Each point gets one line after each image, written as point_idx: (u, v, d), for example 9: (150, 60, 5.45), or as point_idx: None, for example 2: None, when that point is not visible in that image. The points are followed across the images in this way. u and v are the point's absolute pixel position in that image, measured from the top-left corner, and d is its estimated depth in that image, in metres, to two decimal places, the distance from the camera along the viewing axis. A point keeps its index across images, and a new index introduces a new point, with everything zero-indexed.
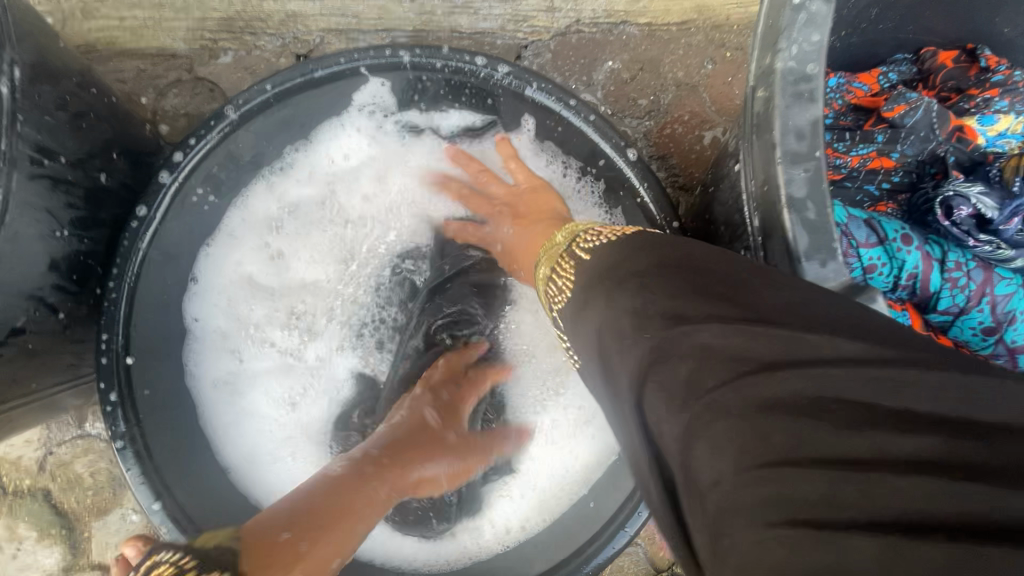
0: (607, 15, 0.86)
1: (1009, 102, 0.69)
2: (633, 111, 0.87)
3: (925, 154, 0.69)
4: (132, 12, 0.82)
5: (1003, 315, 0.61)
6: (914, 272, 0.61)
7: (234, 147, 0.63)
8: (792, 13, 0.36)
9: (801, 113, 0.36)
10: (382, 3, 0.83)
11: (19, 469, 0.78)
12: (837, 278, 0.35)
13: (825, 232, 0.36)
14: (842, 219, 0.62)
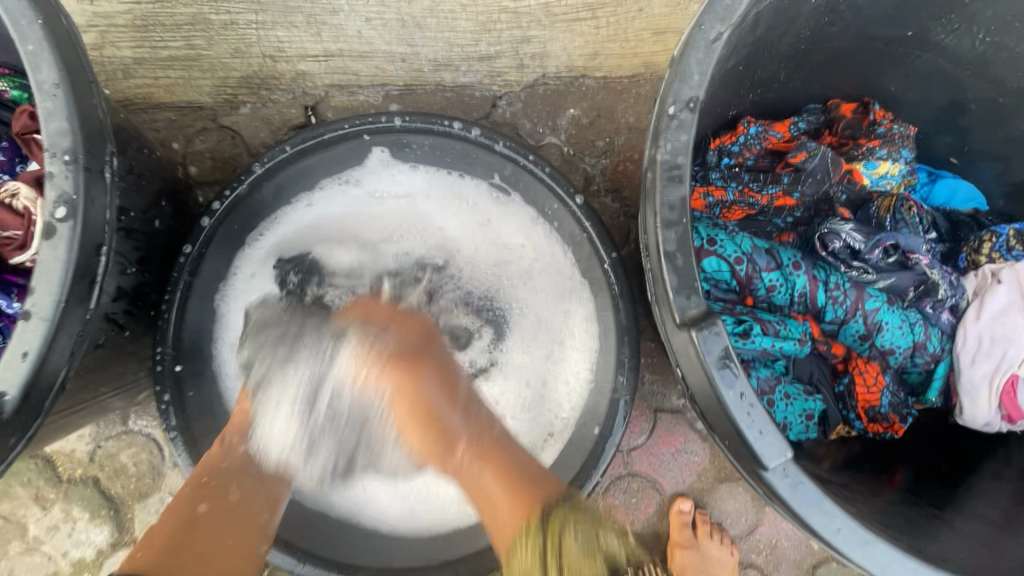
0: (569, 70, 1.02)
1: (887, 151, 0.85)
2: (591, 152, 1.03)
3: (819, 194, 0.84)
4: (165, 72, 0.97)
5: (873, 325, 0.77)
6: (804, 291, 0.77)
7: (261, 194, 0.78)
8: (668, 121, 0.53)
9: (673, 192, 0.52)
10: (377, 63, 0.99)
11: (73, 460, 0.93)
12: (697, 306, 0.50)
13: (688, 275, 0.51)
14: (748, 248, 0.79)
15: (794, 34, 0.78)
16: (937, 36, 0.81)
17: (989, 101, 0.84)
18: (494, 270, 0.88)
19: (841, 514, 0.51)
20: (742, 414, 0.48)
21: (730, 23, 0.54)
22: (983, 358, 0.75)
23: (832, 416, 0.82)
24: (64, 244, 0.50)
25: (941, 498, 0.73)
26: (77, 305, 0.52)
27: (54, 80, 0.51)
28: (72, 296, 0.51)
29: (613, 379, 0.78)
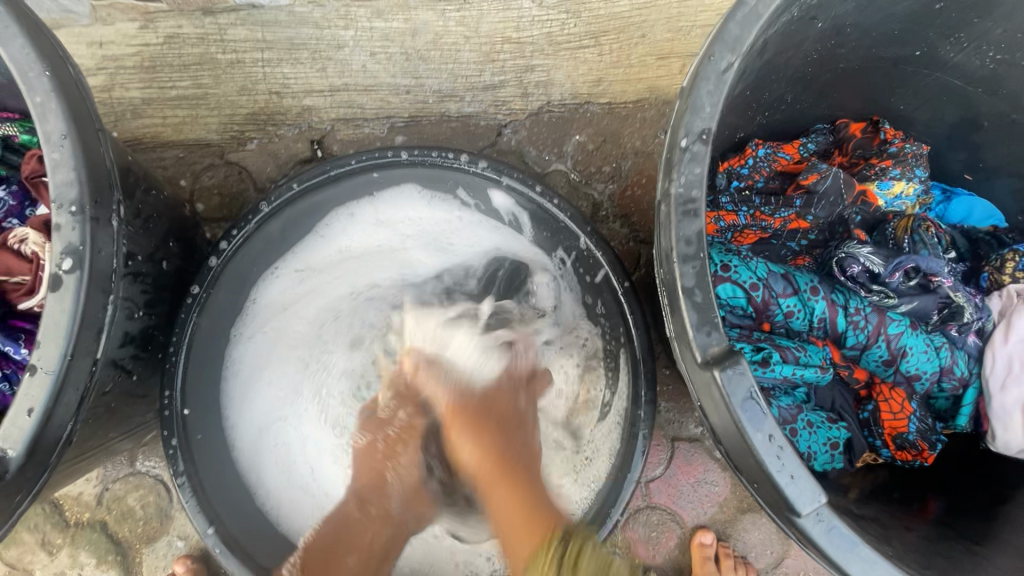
0: (573, 97, 1.02)
1: (901, 171, 0.84)
2: (598, 177, 1.02)
3: (834, 216, 0.83)
4: (173, 111, 0.97)
5: (897, 350, 0.74)
6: (823, 316, 0.75)
7: (268, 233, 0.78)
8: (680, 153, 0.52)
9: (688, 226, 0.50)
10: (382, 96, 0.99)
11: (81, 504, 0.91)
12: (719, 343, 0.49)
13: (709, 313, 0.49)
14: (763, 274, 0.77)
15: (802, 57, 0.77)
16: (947, 55, 0.79)
17: (1003, 118, 0.83)
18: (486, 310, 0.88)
19: (879, 559, 0.48)
20: (771, 458, 0.46)
21: (740, 53, 0.53)
22: (1013, 382, 0.72)
23: (857, 444, 0.80)
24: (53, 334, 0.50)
25: (977, 532, 0.70)
26: (76, 377, 0.51)
27: (61, 130, 0.51)
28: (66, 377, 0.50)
29: (634, 416, 0.74)
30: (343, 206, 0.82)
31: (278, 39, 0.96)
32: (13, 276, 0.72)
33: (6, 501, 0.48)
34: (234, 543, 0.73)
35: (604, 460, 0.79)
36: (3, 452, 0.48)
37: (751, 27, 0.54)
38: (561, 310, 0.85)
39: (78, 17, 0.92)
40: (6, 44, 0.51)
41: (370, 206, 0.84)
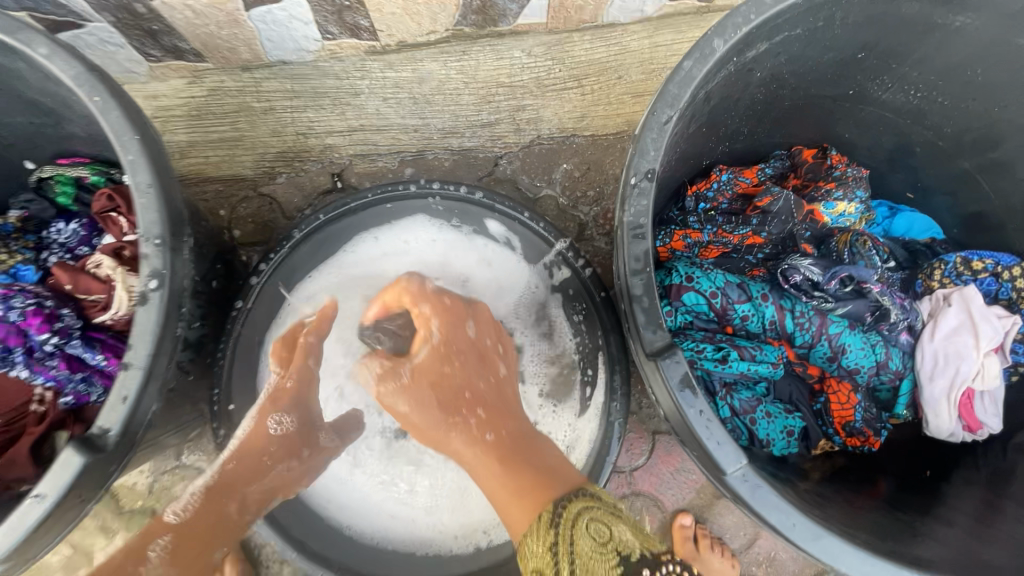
0: (560, 131, 1.16)
1: (843, 193, 0.96)
2: (584, 201, 1.16)
3: (785, 232, 0.95)
4: (214, 152, 1.13)
5: (837, 347, 0.86)
6: (773, 320, 0.88)
7: (299, 255, 0.93)
8: (630, 189, 0.65)
9: (637, 246, 0.64)
10: (393, 134, 1.14)
11: (135, 493, 1.05)
12: (662, 339, 0.61)
13: (654, 315, 0.62)
14: (721, 284, 0.89)
15: (749, 98, 0.90)
16: (876, 93, 0.92)
17: (931, 144, 0.95)
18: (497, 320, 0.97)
19: (797, 512, 0.60)
20: (702, 428, 0.58)
21: (677, 108, 0.67)
22: (939, 374, 0.83)
23: (812, 432, 0.91)
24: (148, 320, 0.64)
25: (911, 505, 0.81)
26: (158, 373, 0.65)
27: (147, 180, 0.66)
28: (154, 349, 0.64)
29: (608, 406, 0.90)
30: (369, 229, 0.97)
31: (305, 88, 1.10)
32: (91, 295, 0.87)
33: (104, 471, 0.62)
34: (273, 519, 0.86)
35: (585, 446, 0.91)
36: (105, 431, 0.61)
37: (687, 87, 0.67)
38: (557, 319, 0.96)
39: (136, 75, 1.05)
40: (107, 116, 0.67)
41: (390, 231, 0.98)
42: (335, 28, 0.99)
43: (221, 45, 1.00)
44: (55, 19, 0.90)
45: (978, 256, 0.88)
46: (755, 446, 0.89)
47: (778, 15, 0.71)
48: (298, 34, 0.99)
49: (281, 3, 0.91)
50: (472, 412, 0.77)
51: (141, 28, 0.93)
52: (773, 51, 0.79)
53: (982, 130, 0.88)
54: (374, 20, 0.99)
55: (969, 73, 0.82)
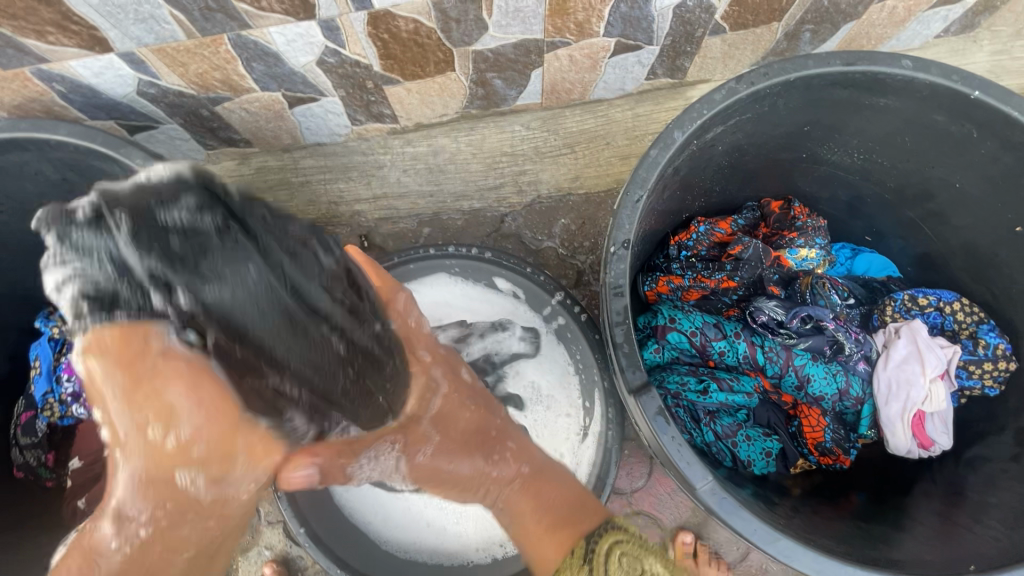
0: (557, 190, 1.32)
1: (804, 240, 1.12)
2: (581, 250, 1.31)
3: (755, 276, 1.09)
4: None
5: (803, 377, 0.99)
6: (746, 354, 1.01)
7: None
8: (611, 255, 0.80)
9: (617, 303, 0.78)
10: (412, 200, 1.31)
11: None
12: (640, 378, 0.75)
13: (633, 359, 0.76)
14: (699, 324, 1.03)
15: (715, 165, 1.04)
16: (826, 155, 1.06)
17: (879, 196, 1.09)
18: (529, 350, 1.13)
19: (757, 519, 0.72)
20: (674, 451, 0.73)
21: (647, 188, 0.82)
22: (893, 398, 0.97)
23: (789, 453, 1.02)
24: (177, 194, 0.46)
25: (874, 515, 0.92)
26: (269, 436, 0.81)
27: None
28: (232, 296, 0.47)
29: (605, 433, 1.05)
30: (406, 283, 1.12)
31: (336, 164, 1.28)
32: None
33: None
34: (319, 540, 0.98)
35: (586, 467, 1.06)
36: None
37: (653, 171, 0.83)
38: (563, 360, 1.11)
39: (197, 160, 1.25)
40: None
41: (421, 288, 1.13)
42: (363, 117, 1.17)
43: (267, 134, 1.18)
44: (134, 123, 1.08)
45: (922, 294, 1.03)
46: (738, 466, 1.00)
47: (727, 108, 0.86)
48: (333, 123, 1.18)
49: (318, 102, 1.10)
50: (505, 447, 0.87)
51: (203, 126, 1.11)
52: (729, 130, 0.94)
53: (919, 185, 1.02)
54: (395, 110, 1.17)
55: (900, 140, 0.97)
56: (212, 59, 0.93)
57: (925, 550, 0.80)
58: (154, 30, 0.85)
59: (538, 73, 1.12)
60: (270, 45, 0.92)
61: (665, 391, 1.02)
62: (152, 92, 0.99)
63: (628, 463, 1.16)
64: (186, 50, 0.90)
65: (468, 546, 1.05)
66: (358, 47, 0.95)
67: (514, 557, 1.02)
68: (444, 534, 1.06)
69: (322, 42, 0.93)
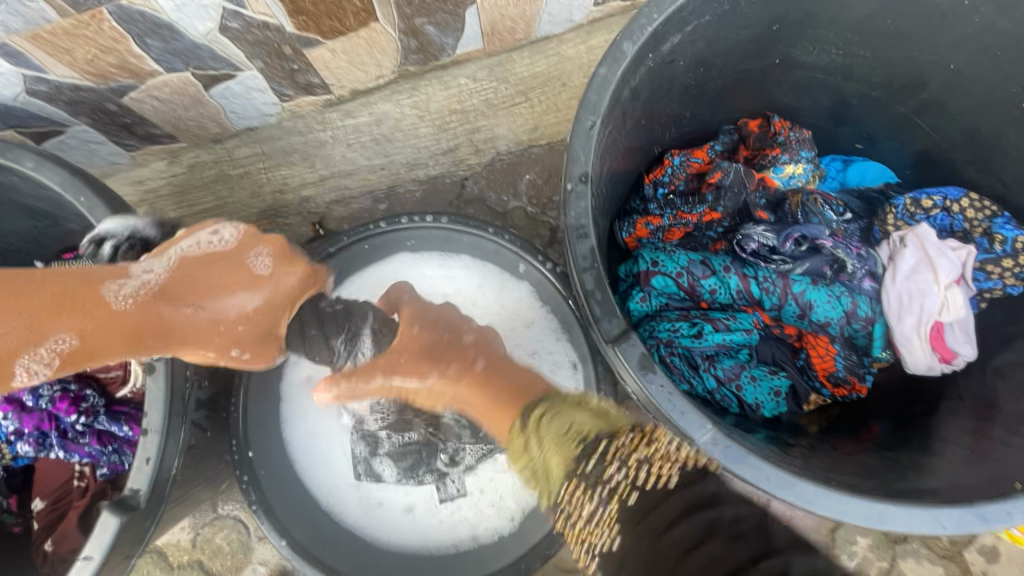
0: (517, 144, 1.23)
1: (789, 156, 1.01)
2: (551, 206, 1.21)
3: (740, 203, 0.99)
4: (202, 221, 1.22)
5: (805, 304, 0.91)
6: (739, 289, 0.92)
7: None
8: (568, 194, 0.70)
9: (582, 246, 0.69)
10: (363, 176, 1.23)
11: (180, 548, 1.11)
12: (617, 326, 0.66)
13: (607, 306, 0.67)
14: (685, 263, 0.93)
15: (680, 85, 0.93)
16: (801, 58, 0.95)
17: (866, 95, 0.98)
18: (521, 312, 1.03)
19: (768, 465, 0.63)
20: (665, 401, 0.64)
21: (600, 113, 0.72)
22: (906, 313, 0.88)
23: (800, 389, 0.93)
24: None
25: (899, 442, 0.84)
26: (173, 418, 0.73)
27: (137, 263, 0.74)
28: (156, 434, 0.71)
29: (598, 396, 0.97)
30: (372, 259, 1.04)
31: (274, 149, 1.17)
32: (109, 372, 0.94)
33: (140, 525, 0.71)
34: (304, 551, 0.92)
35: None
36: (136, 491, 0.70)
37: (605, 92, 0.72)
38: (548, 323, 1.02)
39: (121, 165, 1.14)
40: (95, 213, 0.75)
41: (386, 263, 1.05)
42: (290, 91, 1.07)
43: (190, 124, 1.07)
44: (38, 130, 0.98)
45: (926, 195, 0.93)
46: (746, 411, 0.91)
47: (681, 9, 0.75)
48: (259, 102, 1.07)
49: (236, 78, 0.99)
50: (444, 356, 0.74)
51: (115, 122, 1.01)
52: (689, 39, 0.83)
53: (910, 74, 0.91)
54: (324, 77, 1.06)
55: (883, 24, 0.85)
56: (99, 40, 0.82)
57: (962, 472, 0.71)
58: (18, 11, 0.74)
59: (473, 13, 1.00)
60: (159, 14, 0.80)
61: (657, 341, 0.91)
62: (44, 90, 0.89)
63: None
64: (64, 32, 0.79)
65: (466, 539, 0.98)
66: (261, 5, 0.84)
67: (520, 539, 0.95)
68: (440, 531, 0.99)
69: (217, 2, 0.82)
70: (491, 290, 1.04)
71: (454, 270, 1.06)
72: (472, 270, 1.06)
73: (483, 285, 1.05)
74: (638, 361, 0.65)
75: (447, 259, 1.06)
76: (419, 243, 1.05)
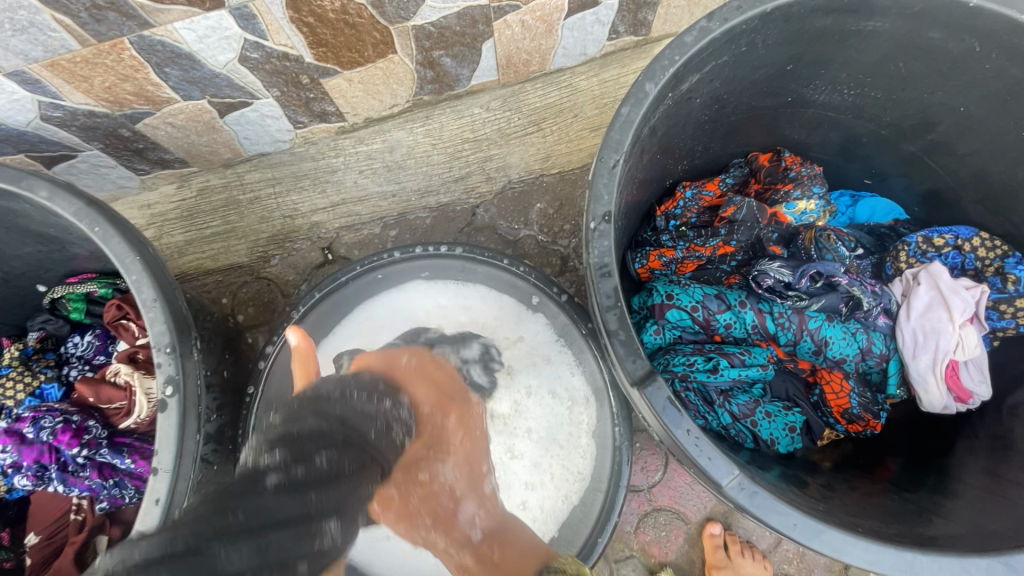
0: (529, 173, 1.22)
1: (801, 192, 1.02)
2: (563, 234, 1.21)
3: (753, 237, 0.99)
4: (210, 246, 1.19)
5: (820, 340, 0.91)
6: (754, 324, 0.93)
7: (325, 306, 1.02)
8: (591, 232, 0.70)
9: (606, 284, 0.69)
10: (374, 203, 1.20)
11: None
12: (641, 367, 0.66)
13: (631, 346, 0.67)
14: (700, 297, 0.93)
15: (695, 121, 0.95)
16: (813, 96, 0.97)
17: (876, 134, 1.00)
18: (537, 345, 1.03)
19: (796, 512, 0.63)
20: (692, 446, 0.63)
21: (622, 152, 0.72)
22: (921, 351, 0.88)
23: (814, 425, 0.93)
24: (181, 326, 0.76)
25: (916, 481, 0.83)
26: (189, 456, 0.73)
27: (152, 296, 0.73)
28: (170, 476, 0.70)
29: (612, 431, 0.97)
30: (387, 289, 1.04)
31: (285, 175, 1.17)
32: (113, 403, 0.92)
33: None
34: None
35: (586, 463, 0.98)
36: (144, 534, 0.68)
37: (628, 131, 0.73)
38: (564, 356, 1.02)
39: (130, 189, 1.13)
40: (109, 244, 0.73)
41: (398, 292, 1.04)
42: (305, 118, 1.07)
43: (203, 150, 1.07)
44: (49, 154, 0.97)
45: (937, 233, 0.94)
46: (761, 447, 0.90)
47: (702, 51, 0.76)
48: (272, 128, 1.07)
49: (251, 105, 0.99)
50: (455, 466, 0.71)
51: (128, 148, 1.00)
52: (706, 78, 0.84)
53: (919, 115, 0.92)
54: (339, 105, 1.06)
55: (894, 67, 0.87)
56: (118, 69, 0.82)
57: (984, 517, 0.70)
58: (39, 41, 0.73)
59: (489, 46, 1.01)
60: (179, 44, 0.81)
61: (672, 375, 0.91)
62: (58, 116, 0.88)
63: (642, 457, 1.07)
64: (84, 61, 0.79)
65: None
66: (282, 37, 0.84)
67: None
68: None
69: (239, 34, 0.82)
70: (508, 322, 1.03)
71: (467, 302, 1.04)
72: (486, 300, 1.05)
73: (501, 317, 1.04)
74: (665, 403, 0.64)
75: (461, 292, 1.05)
76: (427, 272, 1.04)
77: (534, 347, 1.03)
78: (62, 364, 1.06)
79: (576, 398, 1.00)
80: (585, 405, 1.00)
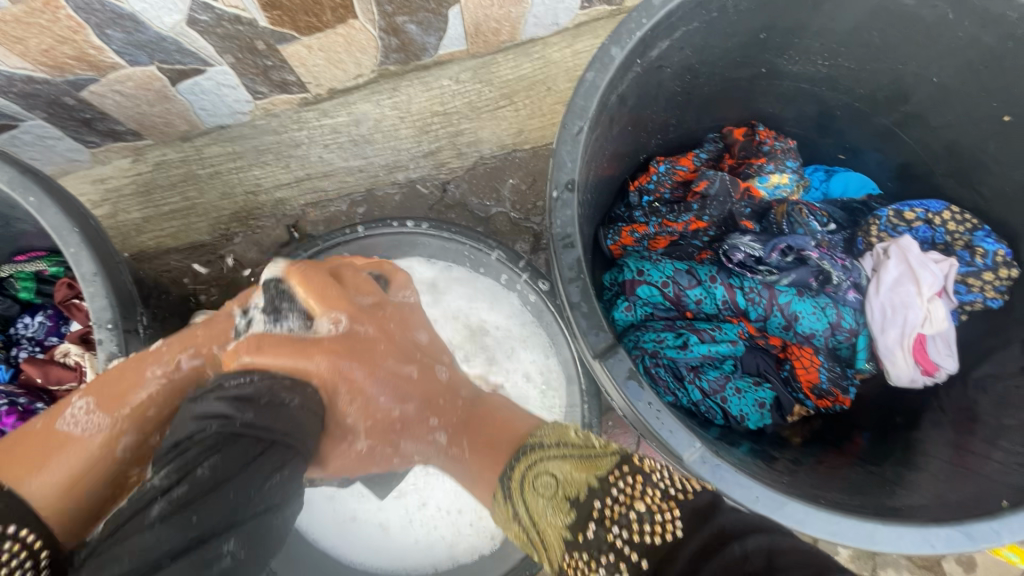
0: (501, 148, 1.21)
1: (774, 165, 1.01)
2: (535, 211, 1.20)
3: (726, 212, 0.98)
4: (168, 224, 1.15)
5: (790, 315, 0.90)
6: (725, 299, 0.91)
7: None
8: (554, 202, 0.68)
9: (568, 256, 0.66)
10: (340, 178, 1.18)
11: None
12: (604, 340, 0.64)
13: (594, 319, 0.65)
14: (671, 272, 0.92)
15: (667, 93, 0.92)
16: (788, 67, 0.95)
17: (850, 107, 0.98)
18: (511, 325, 1.02)
19: (758, 484, 0.62)
20: (653, 419, 0.62)
21: (587, 118, 0.69)
22: (890, 325, 0.89)
23: (785, 401, 0.92)
24: (124, 301, 0.75)
25: (884, 455, 0.83)
26: None
27: (92, 269, 0.71)
28: None
29: (582, 412, 0.95)
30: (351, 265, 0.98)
31: (245, 149, 1.12)
32: (63, 384, 0.89)
33: None
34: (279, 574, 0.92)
35: None
36: None
37: (593, 97, 0.70)
38: (535, 336, 1.01)
39: (81, 162, 1.07)
40: (44, 214, 0.69)
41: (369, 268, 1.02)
42: (264, 88, 1.02)
43: (156, 121, 1.02)
44: None
45: (908, 207, 0.94)
46: (729, 423, 0.89)
47: (670, 15, 0.74)
48: (230, 99, 1.02)
49: (205, 73, 0.94)
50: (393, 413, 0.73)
51: (74, 118, 0.95)
52: (676, 45, 0.82)
53: (893, 86, 0.91)
54: (300, 74, 1.01)
55: (868, 36, 0.85)
56: (55, 29, 0.77)
57: (946, 488, 0.70)
58: None
59: (457, 13, 0.97)
60: (120, 3, 0.76)
61: (642, 352, 0.89)
62: None
63: (613, 435, 1.07)
64: (15, 20, 0.73)
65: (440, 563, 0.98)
66: None
67: (493, 555, 0.95)
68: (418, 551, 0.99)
69: None
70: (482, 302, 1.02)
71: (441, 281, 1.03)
72: (459, 279, 1.03)
73: (476, 296, 1.03)
74: (626, 376, 0.63)
75: (436, 271, 1.03)
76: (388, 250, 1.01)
77: (507, 327, 1.02)
78: (12, 346, 1.02)
79: (548, 379, 1.00)
80: (557, 387, 0.99)
